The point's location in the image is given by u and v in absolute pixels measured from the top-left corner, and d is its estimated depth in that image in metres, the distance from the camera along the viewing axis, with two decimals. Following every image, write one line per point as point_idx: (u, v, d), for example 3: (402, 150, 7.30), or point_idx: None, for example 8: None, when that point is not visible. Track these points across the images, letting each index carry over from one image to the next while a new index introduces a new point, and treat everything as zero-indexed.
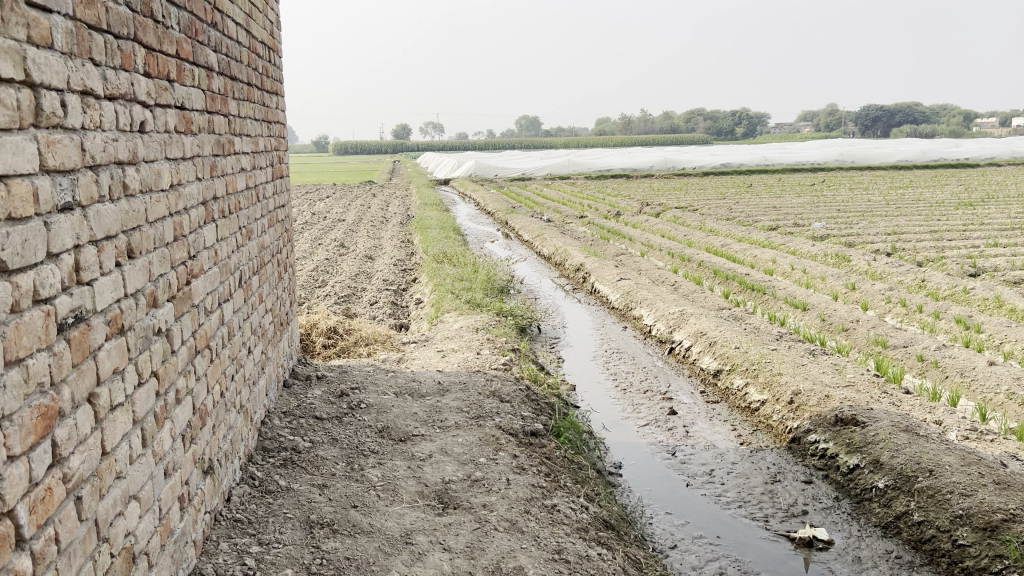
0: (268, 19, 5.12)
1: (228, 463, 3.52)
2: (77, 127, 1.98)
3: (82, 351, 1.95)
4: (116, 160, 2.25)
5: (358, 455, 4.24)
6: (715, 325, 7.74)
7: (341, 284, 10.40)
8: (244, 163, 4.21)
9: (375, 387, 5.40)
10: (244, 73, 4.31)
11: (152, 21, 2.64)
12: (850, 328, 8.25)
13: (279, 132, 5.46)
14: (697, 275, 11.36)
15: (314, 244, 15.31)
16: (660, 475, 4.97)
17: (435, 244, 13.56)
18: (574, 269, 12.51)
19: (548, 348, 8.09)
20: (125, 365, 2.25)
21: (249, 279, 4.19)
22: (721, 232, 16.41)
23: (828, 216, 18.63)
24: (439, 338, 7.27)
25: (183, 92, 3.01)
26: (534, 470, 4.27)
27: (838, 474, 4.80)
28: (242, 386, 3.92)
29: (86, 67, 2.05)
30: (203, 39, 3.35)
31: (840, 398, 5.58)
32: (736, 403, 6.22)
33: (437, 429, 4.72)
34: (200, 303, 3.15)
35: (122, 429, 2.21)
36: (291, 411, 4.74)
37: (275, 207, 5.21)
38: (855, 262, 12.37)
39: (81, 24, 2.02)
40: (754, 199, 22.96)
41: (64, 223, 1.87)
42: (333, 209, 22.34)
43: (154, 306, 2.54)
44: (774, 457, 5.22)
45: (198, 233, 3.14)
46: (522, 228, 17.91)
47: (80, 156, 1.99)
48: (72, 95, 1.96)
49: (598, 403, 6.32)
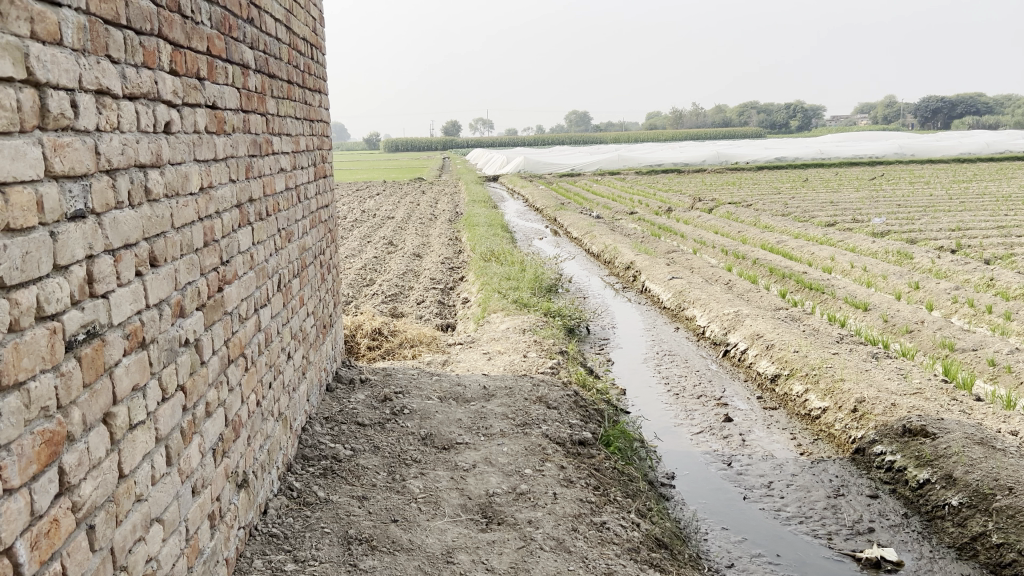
0: (311, 15, 5.01)
1: (265, 474, 3.41)
2: (91, 129, 1.85)
3: (96, 370, 1.83)
4: (137, 163, 2.12)
5: (399, 464, 4.09)
6: (771, 327, 7.45)
7: (388, 283, 10.33)
8: (284, 163, 4.09)
9: (420, 391, 5.26)
10: (284, 71, 4.19)
11: (180, 15, 2.51)
12: (915, 330, 7.88)
13: (322, 132, 5.35)
14: (752, 274, 11.05)
15: (363, 242, 15.29)
16: (715, 487, 4.74)
17: (482, 242, 13.42)
18: (625, 268, 12.25)
19: (597, 349, 7.88)
20: (147, 381, 2.13)
21: (289, 283, 4.08)
22: (777, 228, 15.97)
23: (888, 212, 18.02)
24: (485, 340, 7.11)
25: (215, 91, 2.89)
26: (582, 483, 4.07)
27: (907, 489, 4.52)
28: (280, 394, 3.80)
29: (101, 65, 1.93)
30: (238, 36, 3.23)
31: (907, 406, 5.26)
32: (796, 410, 5.94)
33: (482, 437, 4.56)
34: (234, 310, 3.03)
35: (143, 449, 2.09)
36: (333, 416, 4.62)
37: (317, 206, 5.10)
38: (918, 260, 11.90)
39: (96, 19, 1.89)
40: (812, 194, 22.39)
41: (74, 232, 1.74)
42: (382, 207, 22.43)
43: (181, 316, 2.42)
44: (837, 469, 4.95)
45: (232, 238, 3.02)
46: (571, 225, 17.70)
47: (93, 160, 1.86)
48: (85, 95, 1.83)
49: (650, 409, 6.10)
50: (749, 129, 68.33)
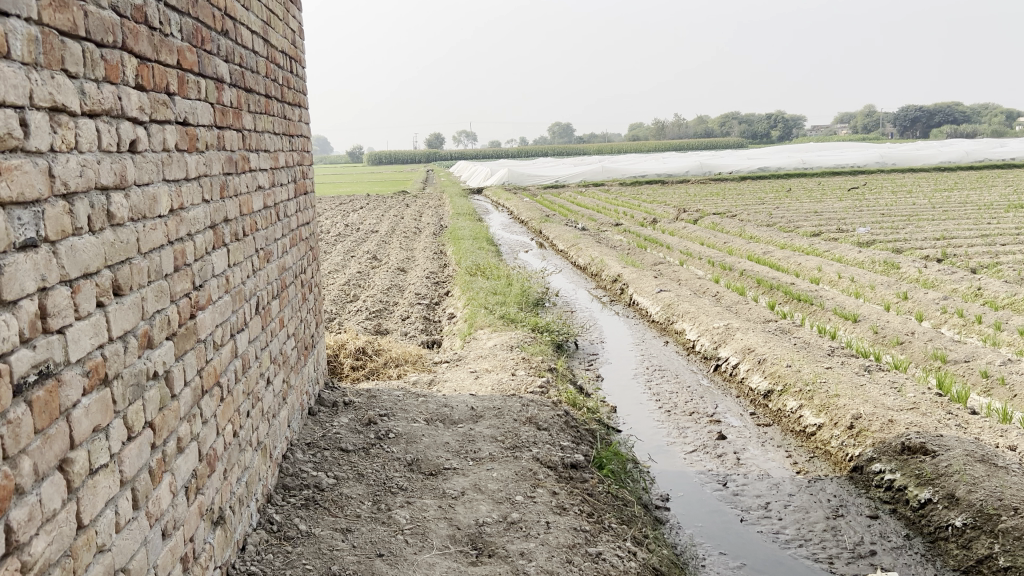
0: (290, 27, 4.88)
1: (243, 508, 3.25)
2: (44, 150, 1.70)
3: (50, 414, 1.67)
4: (98, 186, 1.97)
5: (385, 493, 3.93)
6: (763, 340, 7.34)
7: (372, 299, 10.16)
8: (262, 181, 3.94)
9: (405, 414, 5.09)
10: (261, 85, 4.05)
11: (147, 27, 2.37)
12: (906, 341, 7.79)
13: (302, 147, 5.20)
14: (740, 286, 10.97)
15: (347, 256, 15.10)
16: (711, 510, 4.60)
17: (468, 256, 13.28)
18: (612, 280, 12.13)
19: (586, 365, 7.74)
20: (111, 421, 1.97)
21: (268, 305, 3.92)
22: (762, 239, 15.92)
23: (872, 221, 18.05)
24: (472, 358, 6.95)
25: (187, 107, 2.74)
26: (575, 510, 3.93)
27: (908, 509, 4.40)
28: (260, 421, 3.64)
29: (56, 80, 1.77)
30: (211, 48, 3.09)
31: (905, 422, 5.14)
32: (790, 426, 5.82)
33: (470, 462, 4.41)
34: (209, 337, 2.87)
35: (106, 495, 1.93)
36: (316, 443, 4.45)
37: (298, 224, 4.94)
38: (905, 269, 11.86)
39: (50, 30, 1.74)
40: (796, 204, 22.42)
41: (24, 263, 1.59)
42: (366, 221, 22.26)
43: (148, 347, 2.26)
44: (835, 488, 4.83)
45: (206, 261, 2.87)
46: (556, 237, 17.61)
47: (47, 183, 1.70)
48: (37, 113, 1.68)
49: (641, 427, 5.96)
50: (730, 140, 68.74)
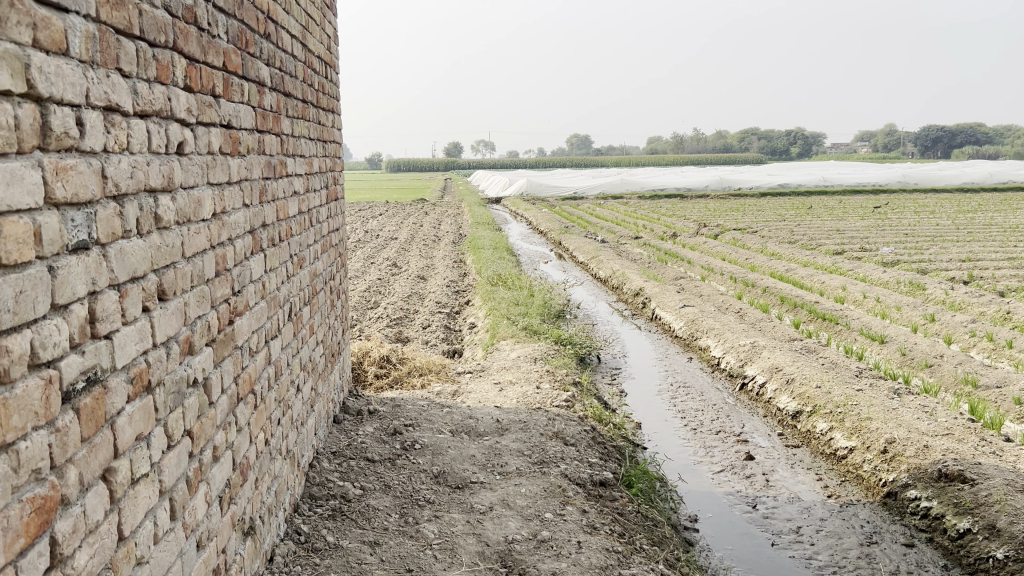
0: (326, 32, 4.85)
1: (272, 518, 3.20)
2: (98, 150, 1.65)
3: (96, 422, 1.62)
4: (147, 188, 1.92)
5: (412, 505, 3.87)
6: (790, 360, 7.23)
7: (393, 306, 10.12)
8: (298, 186, 3.90)
9: (430, 425, 5.02)
10: (299, 90, 4.02)
11: (196, 28, 2.33)
12: (934, 364, 7.65)
13: (335, 153, 5.17)
14: (763, 303, 10.86)
15: (367, 263, 15.09)
16: (741, 532, 4.51)
17: (489, 266, 13.21)
18: (634, 293, 12.03)
19: (609, 380, 7.65)
20: (152, 429, 1.92)
21: (300, 312, 3.87)
22: (784, 256, 15.75)
23: (896, 241, 17.84)
24: (496, 369, 6.88)
25: (230, 110, 2.70)
26: (606, 530, 3.85)
27: (946, 538, 4.30)
28: (289, 430, 3.59)
29: (111, 78, 1.73)
30: (254, 52, 3.05)
31: (941, 449, 5.03)
32: (820, 449, 5.72)
33: (497, 476, 4.35)
34: (245, 343, 2.82)
35: (146, 505, 1.88)
36: (341, 452, 4.40)
37: (328, 230, 4.90)
38: (931, 290, 11.69)
39: (106, 28, 1.69)
40: (817, 222, 22.25)
41: (76, 266, 1.54)
42: (385, 227, 22.30)
43: (190, 353, 2.21)
44: (868, 514, 4.73)
45: (245, 266, 2.82)
46: (576, 248, 17.55)
47: (100, 184, 1.65)
48: (92, 112, 1.63)
49: (667, 444, 5.87)
50: (749, 156, 68.57)
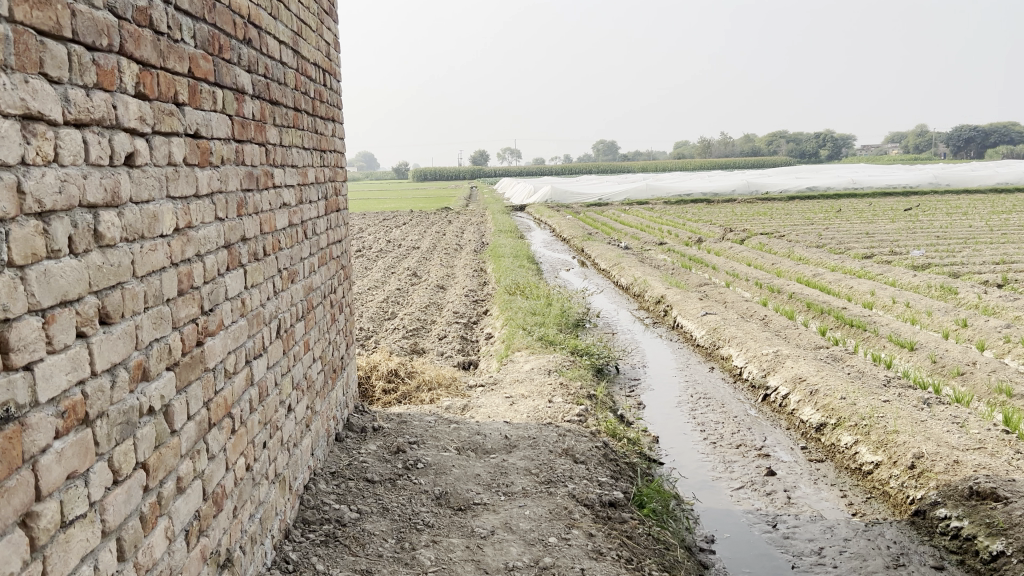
0: (324, 39, 4.72)
1: (256, 547, 3.04)
2: (12, 163, 1.52)
3: (10, 463, 1.47)
4: (83, 204, 1.78)
5: (409, 530, 3.70)
6: (815, 369, 6.97)
7: (410, 317, 9.98)
8: (288, 198, 3.75)
9: (435, 442, 4.85)
10: (289, 97, 3.87)
11: (152, 31, 2.18)
12: (966, 372, 7.34)
13: (335, 162, 5.04)
14: (789, 310, 10.59)
15: (387, 273, 15.00)
16: (760, 553, 4.29)
17: (508, 275, 13.03)
18: (655, 301, 11.80)
19: (627, 391, 7.44)
20: (90, 465, 1.76)
21: (291, 328, 3.71)
22: (811, 261, 15.41)
23: (928, 244, 17.39)
24: (508, 382, 6.71)
25: (199, 119, 2.55)
26: (613, 556, 3.66)
27: (977, 561, 4.04)
28: (278, 452, 3.42)
29: (33, 84, 1.59)
30: (231, 58, 2.90)
31: (972, 464, 4.77)
32: (845, 464, 5.47)
33: (501, 497, 4.17)
34: (218, 365, 2.67)
35: (82, 547, 1.72)
36: (340, 472, 4.24)
37: (328, 242, 4.76)
38: (963, 295, 11.33)
39: (25, 29, 1.55)
40: (846, 226, 21.84)
41: None
42: (408, 236, 22.23)
43: (143, 380, 2.06)
44: (895, 533, 4.49)
45: (217, 283, 2.67)
46: (599, 256, 17.33)
47: (14, 201, 1.52)
48: (4, 122, 1.49)
49: (685, 459, 5.65)
50: (777, 159, 67.87)
